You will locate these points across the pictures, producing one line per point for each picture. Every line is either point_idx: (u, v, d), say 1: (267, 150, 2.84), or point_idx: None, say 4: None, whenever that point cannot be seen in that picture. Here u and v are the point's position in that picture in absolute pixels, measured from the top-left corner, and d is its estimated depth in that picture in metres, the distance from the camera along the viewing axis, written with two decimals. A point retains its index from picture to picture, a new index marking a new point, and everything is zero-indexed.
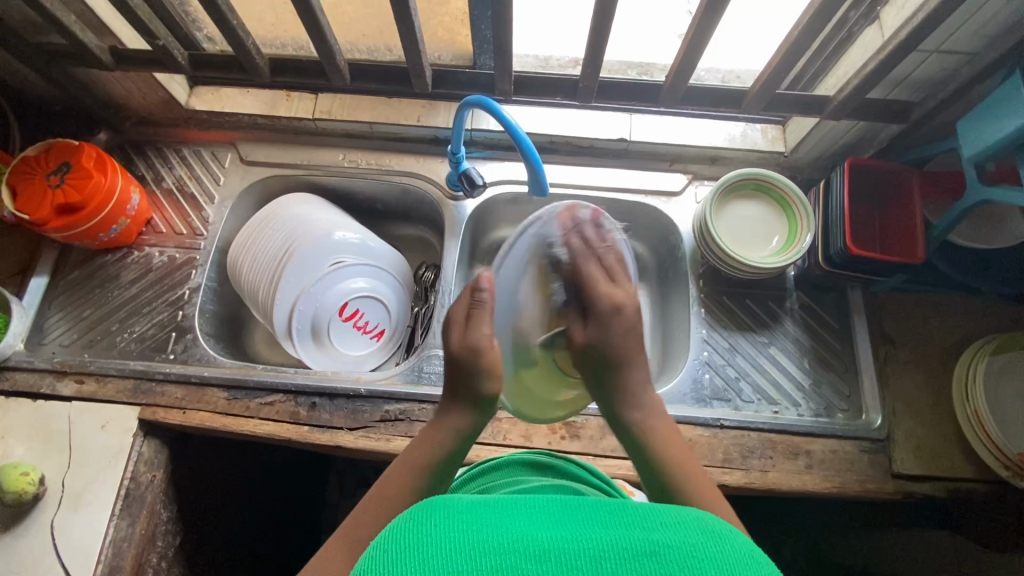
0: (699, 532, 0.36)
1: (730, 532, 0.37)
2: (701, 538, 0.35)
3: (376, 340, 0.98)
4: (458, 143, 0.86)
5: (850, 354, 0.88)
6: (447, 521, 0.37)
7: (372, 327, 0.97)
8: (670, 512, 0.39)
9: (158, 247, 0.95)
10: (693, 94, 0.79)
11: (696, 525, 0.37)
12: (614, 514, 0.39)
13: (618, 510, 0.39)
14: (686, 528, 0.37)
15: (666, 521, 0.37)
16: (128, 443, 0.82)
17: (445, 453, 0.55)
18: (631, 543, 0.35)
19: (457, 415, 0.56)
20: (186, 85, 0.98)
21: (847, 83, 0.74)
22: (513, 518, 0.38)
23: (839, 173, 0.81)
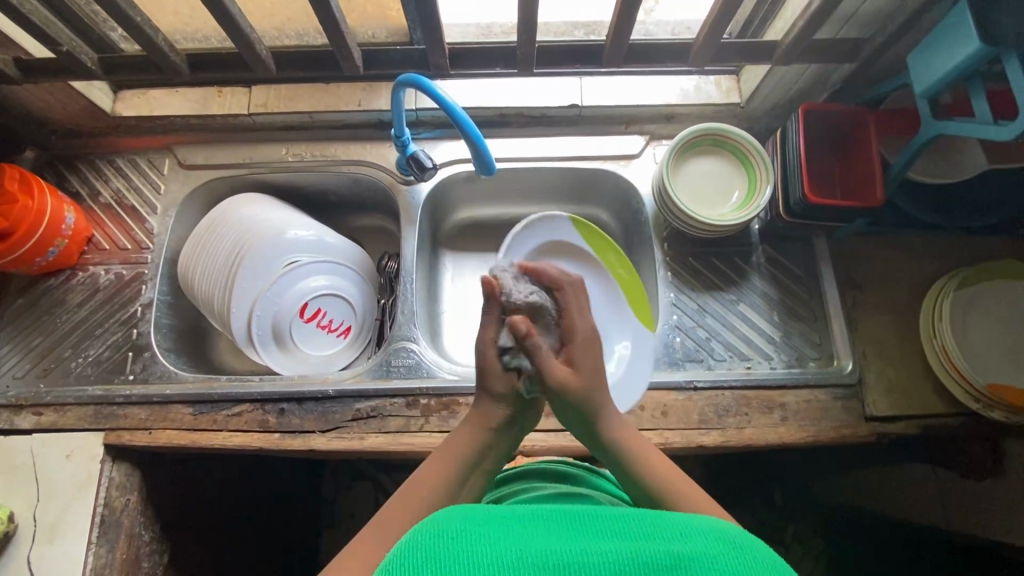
0: (722, 545, 0.40)
1: (751, 544, 0.41)
2: (723, 550, 0.39)
3: (344, 338, 0.95)
4: (401, 126, 0.83)
5: (818, 302, 0.88)
6: (466, 534, 0.40)
7: (337, 325, 0.94)
8: (692, 523, 0.43)
9: (103, 265, 0.91)
10: (637, 52, 0.76)
11: (719, 537, 0.41)
12: (631, 524, 0.43)
13: (637, 521, 0.43)
14: (708, 538, 0.41)
15: (687, 533, 0.41)
16: (96, 469, 0.80)
17: (483, 439, 0.59)
18: (655, 555, 0.38)
19: (494, 408, 0.61)
20: (109, 91, 0.92)
21: (794, 25, 0.71)
22: (534, 534, 0.41)
23: (794, 121, 0.79)
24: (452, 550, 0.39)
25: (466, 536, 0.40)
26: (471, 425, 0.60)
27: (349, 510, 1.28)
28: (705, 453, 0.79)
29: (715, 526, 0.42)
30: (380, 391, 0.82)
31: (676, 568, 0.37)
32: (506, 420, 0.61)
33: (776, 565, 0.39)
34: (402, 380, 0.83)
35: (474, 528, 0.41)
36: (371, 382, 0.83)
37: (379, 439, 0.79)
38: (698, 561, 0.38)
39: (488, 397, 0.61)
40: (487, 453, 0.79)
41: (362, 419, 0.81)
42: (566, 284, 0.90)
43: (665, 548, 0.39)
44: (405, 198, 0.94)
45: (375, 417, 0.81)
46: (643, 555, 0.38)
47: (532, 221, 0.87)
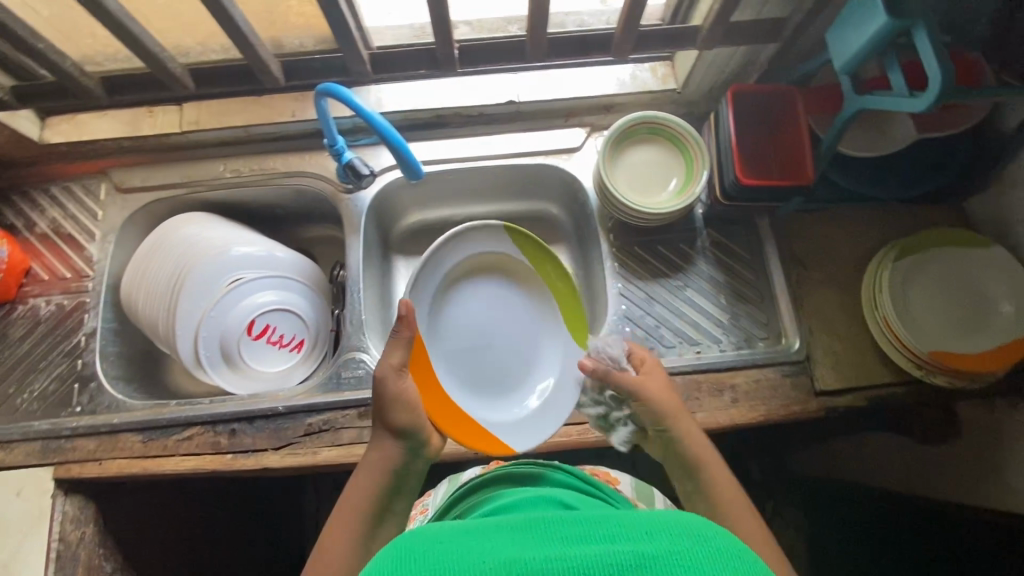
0: (689, 537, 0.39)
1: (722, 536, 0.40)
2: (689, 544, 0.38)
3: (298, 352, 0.95)
4: (332, 134, 0.82)
5: (764, 282, 0.88)
6: (428, 545, 0.39)
7: (289, 340, 0.93)
8: (660, 517, 0.42)
9: (43, 297, 0.89)
10: (560, 45, 0.75)
11: (689, 530, 0.40)
12: (598, 524, 0.42)
13: (603, 522, 0.42)
14: (676, 532, 0.40)
15: (653, 529, 0.40)
16: (48, 505, 0.79)
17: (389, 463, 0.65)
18: (616, 557, 0.37)
19: (386, 431, 0.67)
20: (36, 119, 0.90)
21: (711, 8, 0.71)
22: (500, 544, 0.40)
23: (724, 104, 0.79)
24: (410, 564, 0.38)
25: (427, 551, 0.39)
26: (376, 459, 0.66)
27: None
28: None
29: (688, 522, 0.41)
30: (331, 403, 0.81)
31: (640, 568, 0.37)
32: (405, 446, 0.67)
33: (743, 556, 0.38)
34: (353, 392, 0.83)
35: (432, 541, 0.40)
36: (322, 395, 0.82)
37: (333, 452, 0.79)
38: (662, 558, 0.37)
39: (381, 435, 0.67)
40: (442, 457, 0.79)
41: (314, 433, 0.80)
42: (496, 314, 0.87)
43: (632, 546, 0.38)
44: (348, 208, 0.93)
45: (328, 430, 0.80)
46: (610, 557, 0.37)
47: (429, 256, 0.82)
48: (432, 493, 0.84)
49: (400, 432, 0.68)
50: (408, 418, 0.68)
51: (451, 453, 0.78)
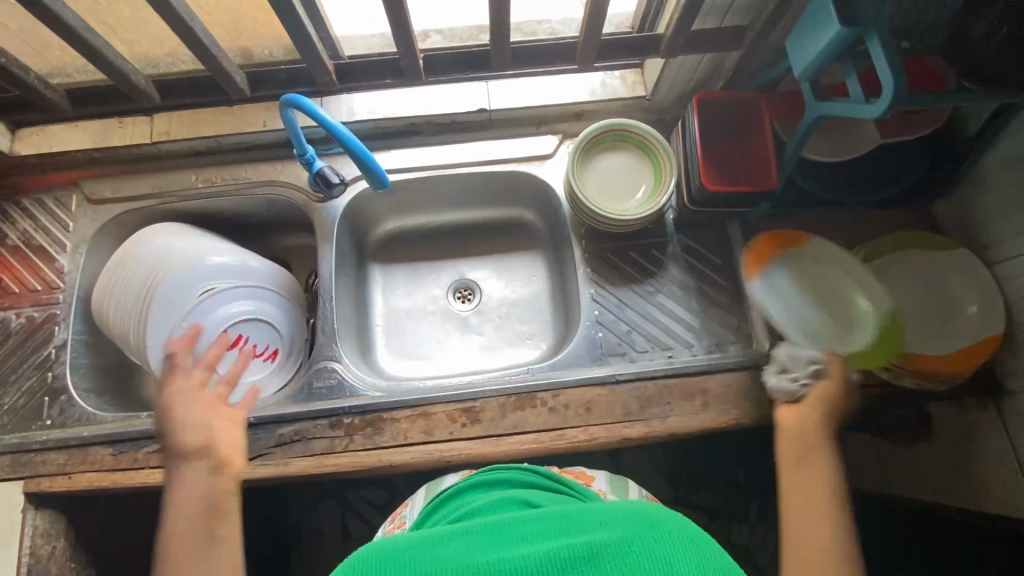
0: (636, 526, 0.47)
1: (664, 519, 0.48)
2: (636, 531, 0.47)
3: (272, 361, 0.94)
4: (302, 143, 0.82)
5: (735, 287, 0.89)
6: (398, 559, 0.45)
7: (262, 349, 0.93)
8: (607, 511, 0.50)
9: (13, 309, 0.89)
10: (525, 54, 0.75)
11: (634, 520, 0.48)
12: (553, 521, 0.50)
13: (555, 519, 0.50)
14: (624, 521, 0.48)
15: (602, 521, 0.48)
16: (17, 520, 0.78)
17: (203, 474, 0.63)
18: (572, 549, 0.44)
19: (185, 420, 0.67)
20: (6, 131, 0.91)
21: (672, 17, 0.72)
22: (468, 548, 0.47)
23: (690, 111, 0.80)
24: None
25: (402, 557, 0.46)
26: (182, 477, 0.63)
27: (317, 528, 1.31)
28: (632, 446, 0.80)
29: (630, 510, 0.50)
30: (303, 413, 0.81)
31: (592, 559, 0.44)
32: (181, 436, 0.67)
33: (683, 531, 0.47)
34: (325, 402, 0.83)
35: (402, 554, 0.46)
36: (294, 405, 0.82)
37: (305, 462, 0.79)
38: (612, 548, 0.45)
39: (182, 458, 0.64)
40: (414, 467, 0.79)
41: (285, 444, 0.80)
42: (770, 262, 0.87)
43: (583, 541, 0.45)
44: (321, 217, 0.93)
45: (299, 441, 0.80)
46: (565, 550, 0.45)
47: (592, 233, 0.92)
48: (409, 505, 0.76)
49: (191, 452, 0.65)
50: (202, 438, 0.66)
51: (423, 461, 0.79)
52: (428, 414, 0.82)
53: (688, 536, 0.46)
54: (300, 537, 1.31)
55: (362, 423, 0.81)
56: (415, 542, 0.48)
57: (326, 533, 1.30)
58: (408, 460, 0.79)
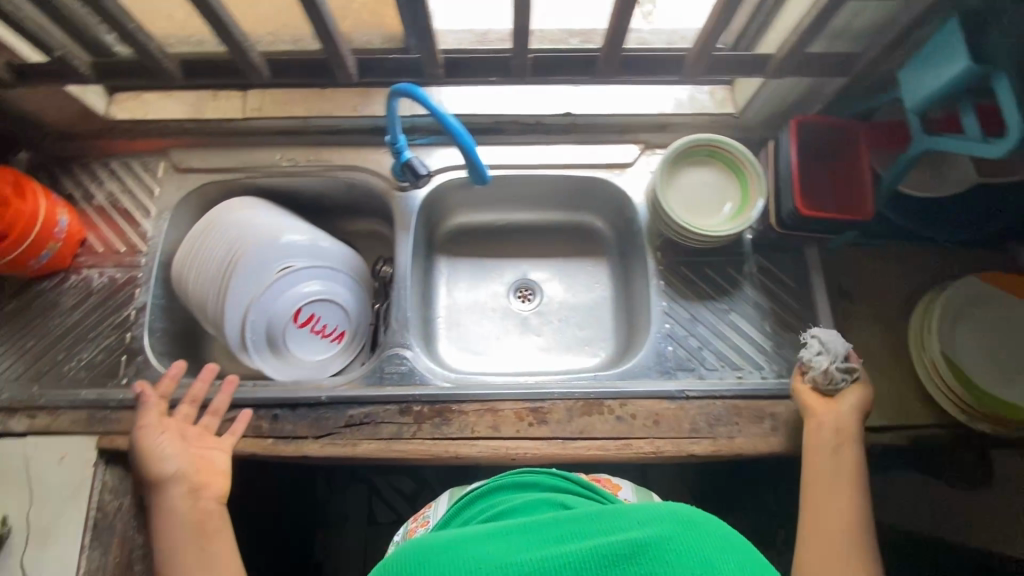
0: (676, 524, 0.43)
1: (706, 519, 0.44)
2: (677, 530, 0.43)
3: (338, 342, 0.96)
4: (396, 132, 0.83)
5: (809, 313, 0.88)
6: (431, 561, 0.42)
7: (331, 330, 0.94)
8: (639, 510, 0.45)
9: (96, 268, 0.91)
10: (634, 62, 0.75)
11: (671, 517, 0.44)
12: (583, 520, 0.45)
13: (589, 518, 0.45)
14: (662, 518, 0.44)
15: (637, 518, 0.44)
16: (89, 474, 0.80)
17: (180, 495, 0.71)
18: (610, 550, 0.41)
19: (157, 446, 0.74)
20: (103, 94, 0.93)
21: (787, 38, 0.72)
22: (495, 548, 0.43)
23: (785, 133, 0.80)
24: None
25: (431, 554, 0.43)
26: (162, 505, 0.71)
27: (345, 509, 1.32)
28: (696, 462, 0.80)
29: (664, 508, 0.45)
30: (374, 397, 0.82)
31: (632, 558, 0.40)
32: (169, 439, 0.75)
33: (728, 534, 0.43)
34: (395, 387, 0.84)
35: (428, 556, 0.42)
36: (365, 388, 0.84)
37: (373, 445, 0.80)
38: (656, 549, 0.41)
39: (157, 487, 0.71)
40: (480, 460, 0.79)
41: (355, 425, 0.81)
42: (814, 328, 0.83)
43: (620, 539, 0.42)
44: (399, 205, 0.94)
45: (368, 424, 0.81)
46: (601, 551, 0.41)
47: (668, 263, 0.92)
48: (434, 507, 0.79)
49: (165, 480, 0.72)
50: (177, 465, 0.73)
51: (487, 457, 0.79)
52: (495, 410, 0.82)
53: (729, 546, 0.42)
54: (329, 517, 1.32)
55: (430, 412, 0.82)
56: (439, 539, 0.44)
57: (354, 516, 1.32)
58: (473, 453, 0.80)
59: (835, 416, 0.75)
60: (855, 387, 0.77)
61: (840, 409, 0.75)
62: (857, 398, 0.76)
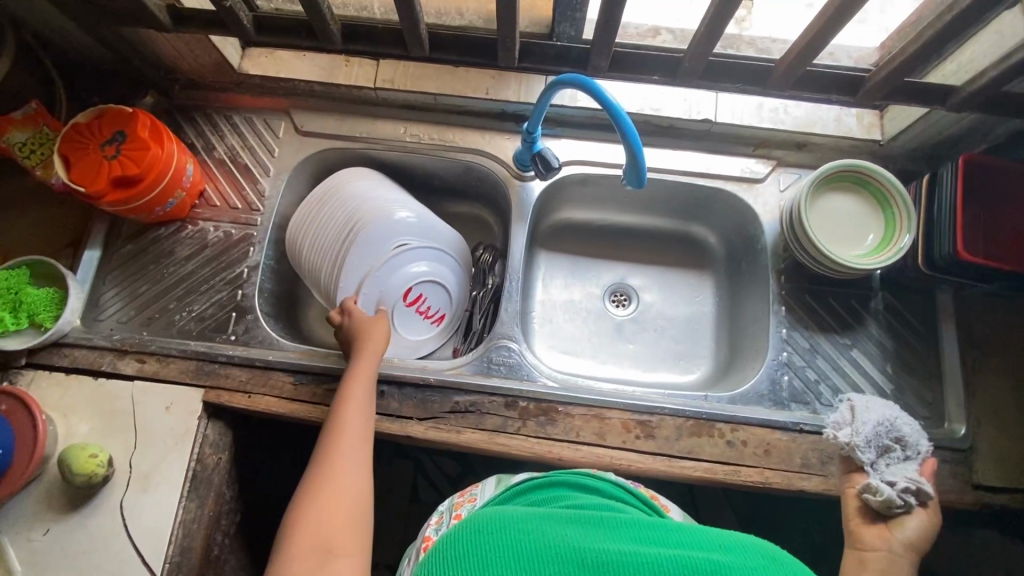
0: (758, 557, 0.48)
1: (783, 558, 0.49)
2: (758, 562, 0.48)
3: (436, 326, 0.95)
4: (536, 122, 0.81)
5: (934, 359, 0.85)
6: (520, 526, 0.52)
7: (433, 312, 0.93)
8: (719, 536, 0.52)
9: (212, 221, 0.91)
10: (810, 78, 0.71)
11: (756, 552, 0.49)
12: (666, 532, 0.52)
13: (671, 530, 0.52)
14: (745, 551, 0.49)
15: (718, 544, 0.50)
16: (193, 425, 0.80)
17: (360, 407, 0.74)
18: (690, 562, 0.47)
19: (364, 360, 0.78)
20: (238, 47, 0.91)
21: (982, 72, 0.68)
22: (577, 530, 0.52)
23: (950, 171, 0.76)
24: (505, 546, 0.50)
25: (511, 527, 0.52)
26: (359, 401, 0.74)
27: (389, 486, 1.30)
28: (804, 498, 0.78)
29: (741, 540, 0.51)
30: (481, 387, 0.81)
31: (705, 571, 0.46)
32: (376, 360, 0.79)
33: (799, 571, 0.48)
34: (502, 379, 0.83)
35: (519, 524, 0.52)
36: (472, 376, 0.83)
37: (477, 435, 0.79)
38: (729, 568, 0.47)
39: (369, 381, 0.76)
40: (582, 466, 0.77)
41: (460, 412, 0.80)
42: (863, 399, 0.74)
43: (700, 556, 0.48)
44: (518, 194, 0.92)
45: (473, 413, 0.80)
46: (679, 559, 0.47)
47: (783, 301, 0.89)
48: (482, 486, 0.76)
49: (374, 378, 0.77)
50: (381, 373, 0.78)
51: (590, 463, 0.78)
52: (602, 416, 0.80)
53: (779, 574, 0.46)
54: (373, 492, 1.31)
55: (536, 409, 0.80)
56: (534, 515, 0.54)
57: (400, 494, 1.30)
58: (577, 458, 0.78)
59: (886, 553, 0.62)
60: (919, 512, 0.64)
61: (891, 539, 0.63)
62: (919, 528, 0.63)
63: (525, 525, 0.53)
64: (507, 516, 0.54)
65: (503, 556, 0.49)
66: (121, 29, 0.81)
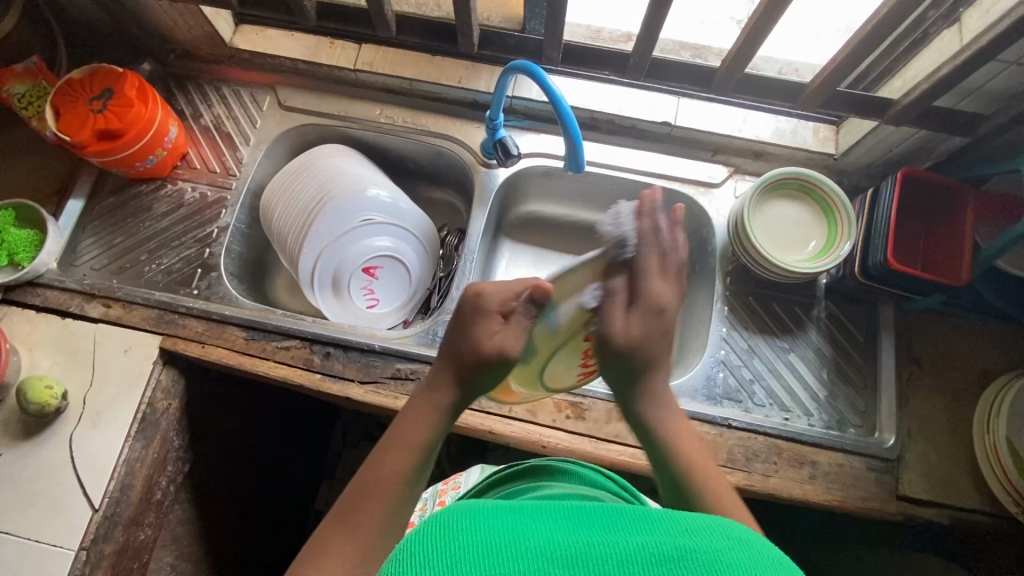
0: (729, 539, 0.39)
1: (758, 540, 0.41)
2: (731, 544, 0.39)
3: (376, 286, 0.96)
4: (497, 109, 0.85)
5: (871, 370, 0.86)
6: (476, 526, 0.41)
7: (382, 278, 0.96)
8: (699, 518, 0.42)
9: (190, 183, 0.96)
10: (746, 82, 0.80)
11: (725, 532, 0.40)
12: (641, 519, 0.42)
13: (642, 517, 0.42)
14: (715, 534, 0.40)
15: (694, 527, 0.41)
16: (148, 369, 0.84)
17: (415, 445, 0.54)
18: (659, 550, 0.38)
19: (436, 392, 0.56)
20: (231, 22, 0.97)
21: (916, 87, 0.71)
22: (544, 518, 0.43)
23: (889, 184, 0.78)
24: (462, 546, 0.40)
25: (479, 522, 0.42)
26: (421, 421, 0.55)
27: (350, 467, 1.34)
28: None
29: (719, 520, 0.41)
30: (423, 356, 0.84)
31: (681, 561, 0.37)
32: (452, 398, 0.56)
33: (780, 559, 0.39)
34: None
35: (481, 517, 0.42)
36: (416, 346, 0.86)
37: None
38: (705, 553, 0.37)
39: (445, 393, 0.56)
40: (511, 440, 0.80)
41: (400, 379, 0.83)
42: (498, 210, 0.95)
43: (673, 542, 0.38)
44: (482, 179, 0.96)
45: (413, 380, 0.83)
46: (650, 548, 0.38)
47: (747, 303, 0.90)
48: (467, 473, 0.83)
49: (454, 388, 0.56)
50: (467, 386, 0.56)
51: (519, 439, 0.80)
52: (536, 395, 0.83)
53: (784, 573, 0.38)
54: (334, 469, 1.34)
55: None
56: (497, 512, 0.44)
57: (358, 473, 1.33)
58: (507, 432, 0.80)
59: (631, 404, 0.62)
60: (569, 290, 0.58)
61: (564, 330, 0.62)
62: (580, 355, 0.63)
63: (498, 519, 0.43)
64: (476, 509, 0.44)
65: (473, 556, 0.39)
66: None
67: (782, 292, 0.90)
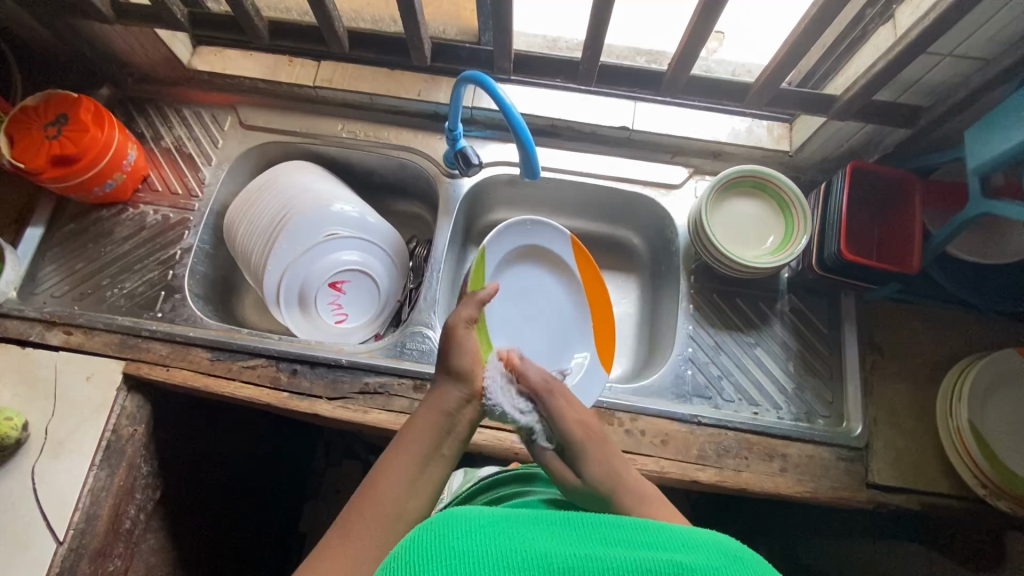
0: (722, 556, 0.40)
1: (751, 559, 0.41)
2: (724, 561, 0.40)
3: (336, 295, 0.95)
4: (455, 120, 0.86)
5: (836, 360, 0.87)
6: (473, 535, 0.42)
7: (346, 288, 0.96)
8: (695, 534, 0.43)
9: (152, 206, 0.95)
10: (695, 84, 0.82)
11: (718, 549, 0.41)
12: (637, 532, 0.43)
13: (638, 528, 0.44)
14: (708, 549, 0.41)
15: (688, 543, 0.42)
16: (112, 396, 0.83)
17: (425, 446, 0.57)
18: (655, 565, 0.39)
19: (446, 394, 0.61)
20: (189, 45, 0.97)
21: (856, 82, 0.73)
22: (540, 530, 0.44)
23: (840, 177, 0.79)
24: (459, 551, 0.40)
25: (483, 531, 0.42)
26: (432, 406, 0.60)
27: (334, 486, 1.31)
28: (699, 489, 0.79)
29: (715, 539, 0.42)
30: (391, 369, 0.84)
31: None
32: (460, 403, 0.61)
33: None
34: (413, 363, 0.85)
35: (478, 526, 0.43)
36: (384, 359, 0.85)
37: (382, 415, 0.81)
38: (698, 571, 0.39)
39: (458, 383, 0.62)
40: (483, 448, 0.80)
41: (369, 393, 0.83)
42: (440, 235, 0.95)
43: (665, 558, 0.40)
44: (446, 190, 0.97)
45: (382, 394, 0.83)
46: (646, 563, 0.39)
47: (713, 300, 0.91)
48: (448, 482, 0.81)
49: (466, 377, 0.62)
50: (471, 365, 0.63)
51: (491, 447, 0.80)
52: None
53: None
54: (317, 490, 1.32)
55: None
56: (495, 520, 0.44)
57: (342, 493, 1.31)
58: (478, 441, 0.80)
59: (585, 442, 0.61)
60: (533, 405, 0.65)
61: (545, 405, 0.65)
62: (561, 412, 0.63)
63: (497, 528, 0.43)
64: (472, 515, 0.44)
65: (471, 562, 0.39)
66: (70, 21, 0.86)
67: (745, 288, 0.91)
